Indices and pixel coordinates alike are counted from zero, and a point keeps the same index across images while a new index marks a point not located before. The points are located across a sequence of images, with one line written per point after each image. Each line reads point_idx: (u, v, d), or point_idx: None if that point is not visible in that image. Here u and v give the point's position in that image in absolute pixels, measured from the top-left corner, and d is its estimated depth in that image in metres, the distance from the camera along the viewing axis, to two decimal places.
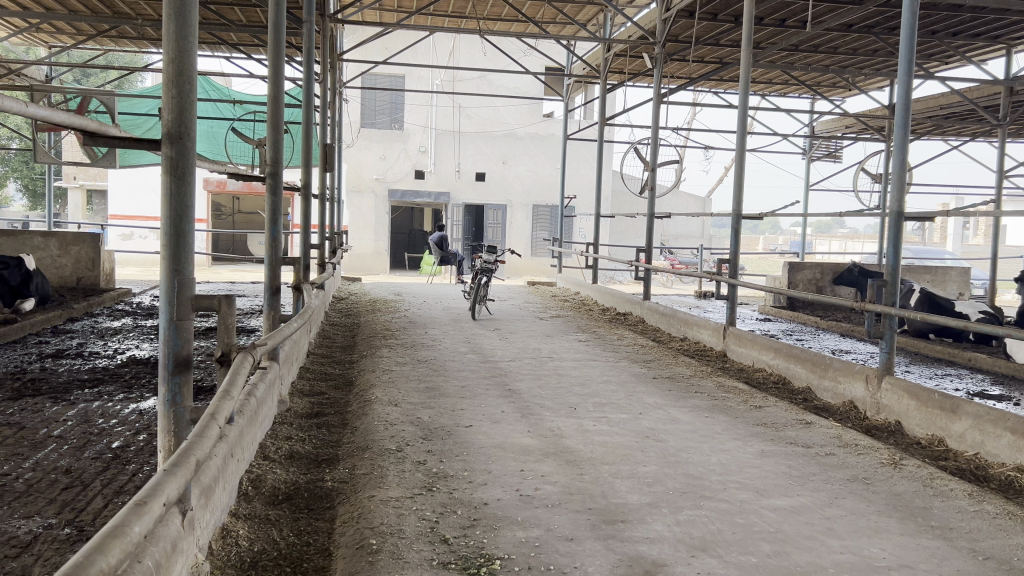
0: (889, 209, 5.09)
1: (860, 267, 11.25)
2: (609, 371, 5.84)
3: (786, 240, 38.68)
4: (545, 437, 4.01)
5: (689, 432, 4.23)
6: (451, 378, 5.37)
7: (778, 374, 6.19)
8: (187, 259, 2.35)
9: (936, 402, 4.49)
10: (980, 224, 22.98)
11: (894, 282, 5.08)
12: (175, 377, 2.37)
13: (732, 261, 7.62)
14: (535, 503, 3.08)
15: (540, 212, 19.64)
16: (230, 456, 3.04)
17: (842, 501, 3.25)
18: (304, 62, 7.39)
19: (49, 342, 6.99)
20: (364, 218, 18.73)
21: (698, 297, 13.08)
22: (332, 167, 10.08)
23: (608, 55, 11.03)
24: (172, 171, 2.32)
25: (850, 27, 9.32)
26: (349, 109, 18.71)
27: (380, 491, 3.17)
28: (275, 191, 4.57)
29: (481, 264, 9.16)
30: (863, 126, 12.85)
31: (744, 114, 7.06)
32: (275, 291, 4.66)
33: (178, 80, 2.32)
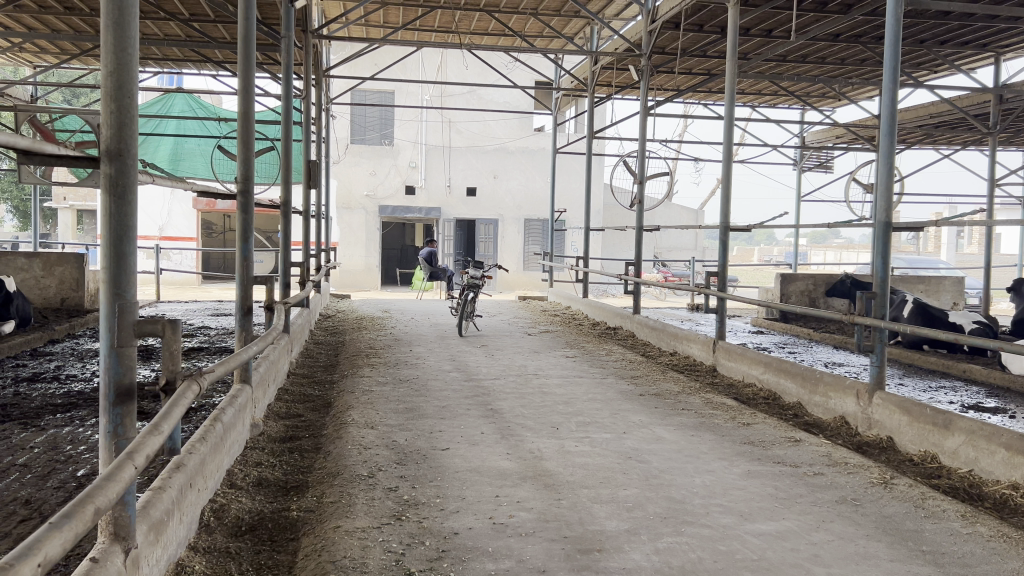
0: (877, 220, 4.98)
1: (852, 278, 11.15)
2: (595, 389, 5.72)
3: (781, 251, 38.65)
4: (524, 460, 3.88)
5: (673, 452, 4.10)
6: (432, 398, 5.24)
7: (768, 389, 6.06)
8: (127, 282, 2.22)
9: (928, 417, 4.37)
10: (974, 233, 22.96)
11: (883, 293, 4.96)
12: (116, 408, 2.23)
13: (721, 273, 7.51)
14: (508, 532, 2.95)
15: (532, 227, 19.55)
16: (189, 487, 2.90)
17: (829, 525, 3.12)
18: (283, 79, 7.30)
19: (26, 366, 6.82)
20: (355, 234, 18.65)
21: (690, 310, 12.97)
22: (317, 183, 9.96)
23: (595, 68, 10.99)
24: (110, 190, 2.19)
25: (837, 36, 9.29)
26: (337, 125, 18.63)
27: (347, 521, 3.04)
28: (246, 209, 4.46)
29: (468, 280, 9.03)
30: (854, 136, 12.77)
31: (731, 125, 6.96)
32: (247, 311, 4.54)
33: (118, 94, 2.19)
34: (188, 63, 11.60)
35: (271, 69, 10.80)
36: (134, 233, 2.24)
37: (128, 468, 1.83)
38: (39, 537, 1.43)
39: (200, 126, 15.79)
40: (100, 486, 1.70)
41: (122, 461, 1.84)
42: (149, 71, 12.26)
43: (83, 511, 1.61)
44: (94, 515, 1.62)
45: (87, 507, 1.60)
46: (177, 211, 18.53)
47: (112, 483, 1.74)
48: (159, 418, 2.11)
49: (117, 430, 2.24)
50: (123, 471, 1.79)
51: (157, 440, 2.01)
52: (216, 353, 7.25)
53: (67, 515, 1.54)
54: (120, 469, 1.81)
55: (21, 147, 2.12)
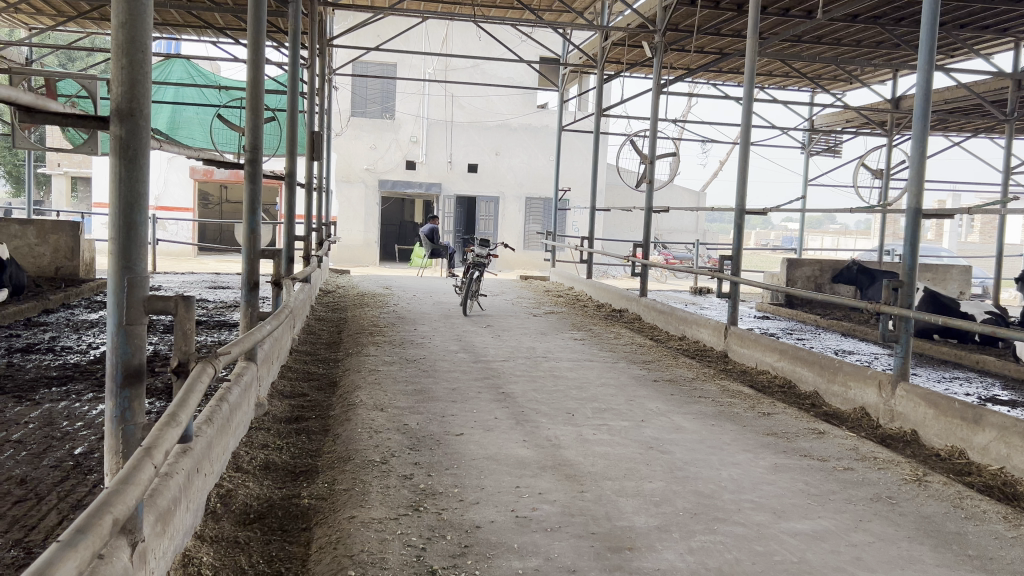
0: (907, 205, 4.80)
1: (860, 265, 11.00)
2: (607, 373, 5.56)
3: (781, 236, 38.52)
4: (542, 448, 3.72)
5: (696, 443, 3.94)
6: (441, 380, 5.08)
7: (783, 377, 5.91)
8: (138, 254, 2.04)
9: (957, 411, 4.21)
10: (975, 222, 22.86)
11: (910, 282, 4.79)
12: (123, 391, 2.05)
13: (734, 257, 7.33)
14: (533, 527, 2.79)
15: (533, 205, 19.33)
16: (197, 471, 2.74)
17: (868, 525, 2.98)
18: (290, 46, 7.04)
19: (21, 336, 6.62)
20: (354, 209, 18.41)
21: (693, 293, 12.85)
22: (321, 156, 9.69)
23: (605, 44, 10.73)
24: (121, 153, 2.01)
25: (856, 18, 9.07)
26: (338, 97, 18.32)
27: (362, 512, 2.87)
28: (253, 179, 4.29)
29: (473, 258, 8.84)
30: (866, 120, 12.59)
31: (750, 105, 6.76)
32: (253, 286, 4.37)
33: (130, 48, 2.00)
34: (188, 29, 11.31)
35: (275, 37, 10.54)
36: (146, 200, 2.05)
37: (143, 469, 1.64)
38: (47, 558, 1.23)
39: (198, 94, 15.50)
40: (111, 496, 1.50)
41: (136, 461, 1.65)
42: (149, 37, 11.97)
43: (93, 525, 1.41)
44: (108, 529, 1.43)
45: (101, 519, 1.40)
46: (173, 180, 18.23)
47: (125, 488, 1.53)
48: (174, 408, 1.93)
49: (125, 415, 2.06)
50: (139, 475, 1.61)
51: (174, 434, 1.83)
52: (216, 327, 7.07)
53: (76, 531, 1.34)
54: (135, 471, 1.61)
55: (21, 102, 1.93)
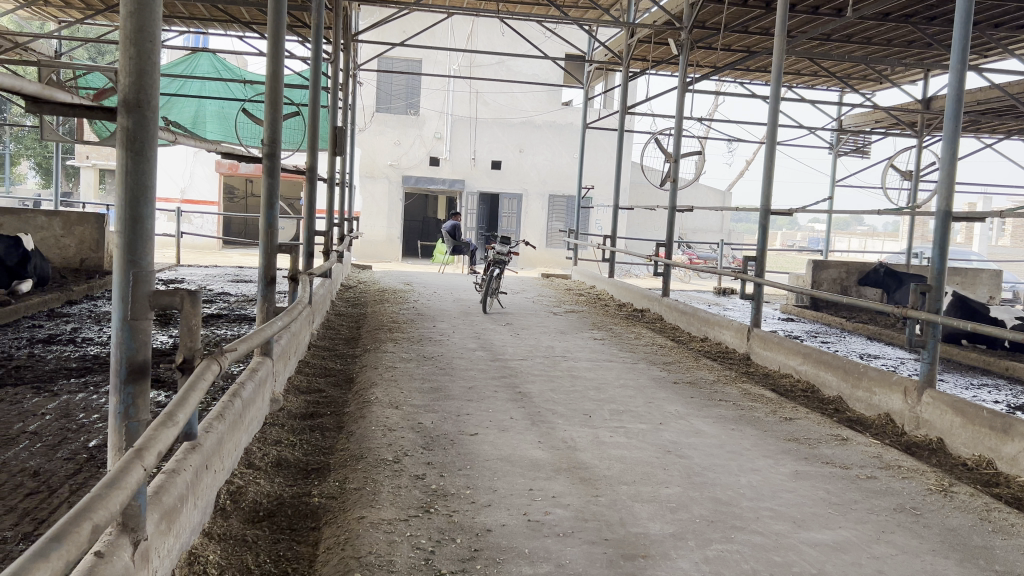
0: (937, 208, 4.69)
1: (888, 267, 10.82)
2: (626, 374, 5.49)
3: (806, 237, 38.11)
4: (557, 450, 3.66)
5: (715, 448, 3.86)
6: (458, 378, 5.04)
7: (807, 382, 5.81)
8: (144, 248, 2.01)
9: (985, 420, 4.10)
10: (1007, 226, 22.47)
11: (939, 286, 4.68)
12: (128, 387, 2.02)
13: (758, 258, 7.22)
14: (545, 531, 2.73)
15: (557, 203, 19.26)
16: (205, 468, 2.71)
17: (891, 537, 2.89)
18: (313, 41, 7.02)
19: (43, 327, 6.66)
20: (377, 204, 18.43)
21: (716, 294, 12.73)
22: (343, 151, 9.67)
23: (631, 42, 10.63)
24: (129, 144, 1.97)
25: (887, 16, 8.91)
26: (363, 92, 18.33)
27: (372, 512, 2.83)
28: (271, 173, 4.26)
29: (494, 255, 8.79)
30: (895, 121, 12.40)
31: (777, 105, 6.65)
32: (271, 280, 4.35)
33: (138, 37, 1.96)
34: (214, 23, 11.35)
35: (299, 32, 10.54)
36: (153, 193, 2.02)
37: (136, 470, 1.60)
38: (23, 561, 1.18)
39: (223, 88, 15.58)
40: (99, 498, 1.46)
41: (129, 461, 1.61)
42: (176, 31, 12.03)
43: (77, 530, 1.37)
44: (92, 535, 1.39)
45: (83, 525, 1.36)
46: (199, 173, 18.34)
47: (115, 490, 1.49)
48: (175, 406, 1.89)
49: (129, 411, 2.03)
50: (131, 476, 1.56)
51: (172, 433, 1.79)
52: (235, 321, 7.08)
53: (57, 537, 1.29)
54: (126, 471, 1.56)
55: (29, 93, 1.88)
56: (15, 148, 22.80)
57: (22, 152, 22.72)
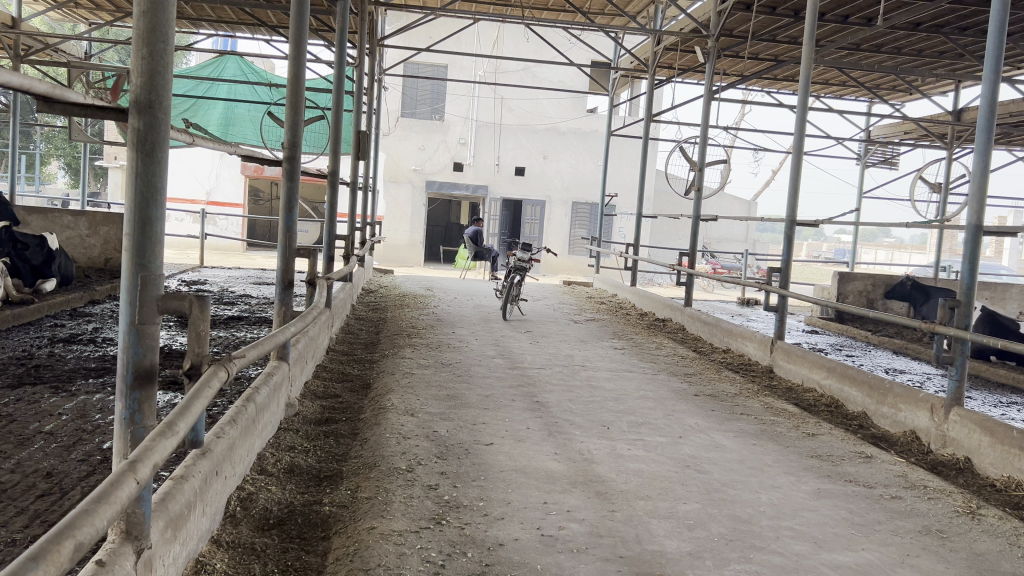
0: (967, 221, 4.58)
1: (915, 280, 10.63)
2: (646, 385, 5.41)
3: (831, 248, 37.71)
4: (573, 462, 3.60)
5: (735, 463, 3.79)
6: (475, 386, 4.99)
7: (830, 396, 5.70)
8: (154, 251, 1.98)
9: (1014, 440, 3.98)
10: None
11: (968, 302, 4.56)
12: (134, 392, 1.99)
13: (783, 270, 7.10)
14: (558, 547, 2.68)
15: (580, 210, 19.21)
16: (215, 474, 2.67)
17: (915, 560, 2.80)
18: (337, 46, 7.02)
19: (65, 326, 6.71)
20: (401, 209, 18.48)
21: (739, 305, 12.61)
22: (367, 155, 9.66)
23: (657, 49, 10.56)
24: (139, 146, 1.95)
25: (918, 25, 8.77)
26: (388, 97, 18.38)
27: (382, 523, 2.78)
28: (291, 176, 4.25)
29: (515, 262, 8.74)
30: (925, 132, 12.21)
31: (804, 114, 6.55)
32: (288, 285, 4.32)
33: (151, 37, 1.93)
34: (242, 27, 11.43)
35: (326, 36, 10.57)
36: (163, 195, 1.99)
37: (128, 483, 1.55)
38: None
39: (251, 91, 15.72)
40: (86, 513, 1.41)
41: (123, 474, 1.56)
42: (204, 34, 12.13)
43: (59, 547, 1.31)
44: (74, 553, 1.33)
45: (64, 543, 1.30)
46: (224, 176, 18.50)
47: (102, 506, 1.44)
48: (175, 415, 1.85)
49: (134, 417, 2.00)
50: (121, 490, 1.51)
51: (171, 444, 1.75)
52: (255, 323, 7.10)
53: (35, 556, 1.24)
54: (116, 486, 1.52)
55: (38, 91, 1.85)
56: (45, 148, 23.14)
57: (52, 152, 23.05)
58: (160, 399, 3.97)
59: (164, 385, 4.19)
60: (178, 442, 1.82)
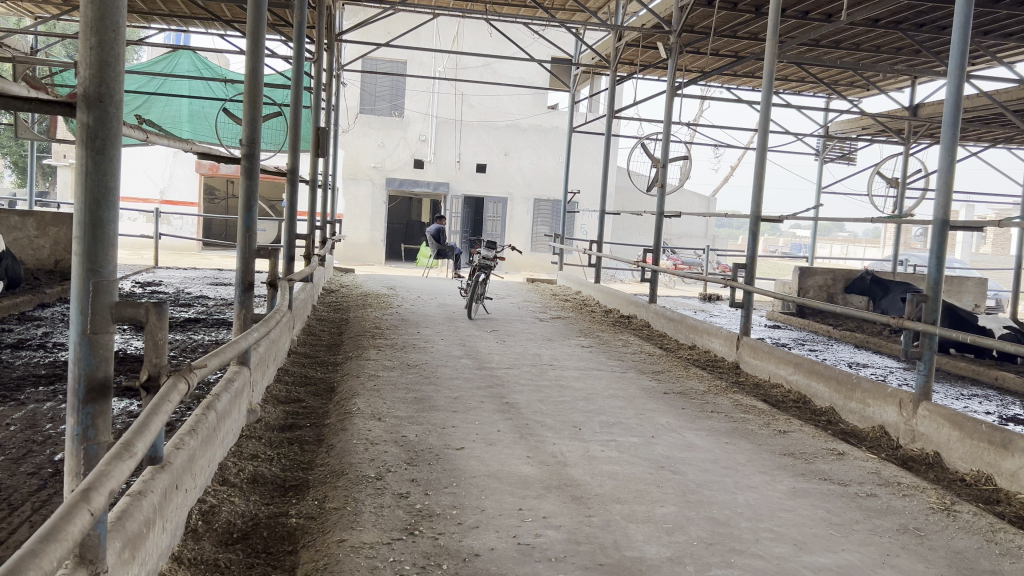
0: (933, 217, 4.58)
1: (873, 275, 10.74)
2: (615, 384, 5.36)
3: (787, 243, 38.18)
4: (546, 465, 3.52)
5: (709, 463, 3.74)
6: (443, 388, 4.89)
7: (798, 392, 5.69)
8: (106, 255, 1.85)
9: (983, 435, 3.99)
10: (989, 234, 22.57)
11: (935, 297, 4.56)
12: (87, 406, 1.86)
13: (748, 265, 7.09)
14: (536, 556, 2.59)
15: (542, 207, 19.16)
16: (175, 489, 2.54)
17: (896, 560, 2.77)
18: (296, 40, 6.85)
19: (13, 331, 6.45)
20: (361, 207, 18.26)
21: (702, 300, 12.66)
22: (326, 152, 9.47)
23: (618, 45, 10.52)
24: (88, 142, 1.81)
25: (876, 21, 8.85)
26: (347, 93, 18.15)
27: (352, 535, 2.67)
28: (250, 174, 4.11)
29: (479, 260, 8.64)
30: (882, 128, 12.35)
31: (767, 110, 6.56)
32: (248, 287, 4.18)
33: (101, 26, 1.80)
34: (195, 21, 11.15)
35: (282, 30, 10.35)
36: (116, 196, 1.86)
37: (82, 513, 1.42)
38: None
39: (205, 88, 15.35)
40: (34, 552, 1.28)
41: (76, 504, 1.43)
42: (156, 28, 11.82)
43: None
44: None
45: None
46: (178, 174, 18.11)
47: (54, 544, 1.31)
48: (133, 434, 1.72)
49: (88, 433, 1.87)
50: (74, 523, 1.39)
51: (129, 466, 1.62)
52: (213, 325, 6.91)
53: None
54: (70, 519, 1.39)
55: None
56: None
57: None
58: (116, 407, 3.81)
59: (119, 392, 4.02)
60: (136, 461, 1.69)
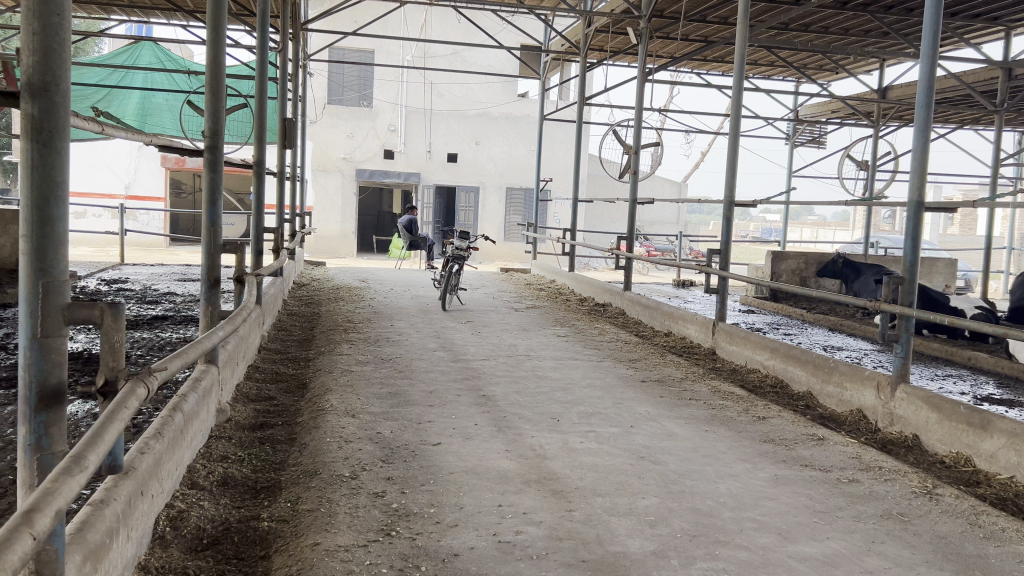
0: (909, 198, 4.56)
1: (846, 258, 10.78)
2: (592, 373, 5.30)
3: (757, 227, 38.44)
4: (525, 459, 3.45)
5: (690, 452, 3.69)
6: (418, 382, 4.80)
7: (775, 377, 5.68)
8: (56, 254, 1.75)
9: (962, 416, 3.98)
10: (956, 215, 22.82)
11: (912, 279, 4.53)
12: (40, 415, 1.75)
13: (723, 251, 7.05)
14: (517, 554, 2.52)
15: (514, 195, 19.06)
16: (140, 495, 2.43)
17: (881, 547, 2.73)
18: (259, 29, 6.68)
19: None
20: (331, 199, 18.06)
21: (676, 286, 12.66)
22: (293, 143, 9.29)
23: (588, 31, 10.44)
24: (33, 134, 1.70)
25: (845, 4, 8.84)
26: (314, 83, 17.91)
27: (327, 537, 2.59)
28: (214, 167, 3.98)
29: (452, 251, 8.53)
30: (851, 111, 12.39)
31: (739, 94, 6.51)
32: (214, 283, 4.06)
33: (43, 9, 1.68)
34: (156, 11, 10.90)
35: (245, 20, 10.14)
36: (65, 192, 1.75)
37: (25, 538, 1.30)
38: None
39: (168, 79, 15.13)
40: None
41: (16, 528, 1.31)
42: (115, 20, 11.55)
43: None
44: None
45: None
46: (143, 168, 17.78)
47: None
48: (85, 446, 1.61)
49: (41, 443, 1.76)
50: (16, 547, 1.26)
51: (80, 481, 1.50)
52: (181, 323, 6.76)
53: None
54: (10, 546, 1.26)
55: None
56: None
57: None
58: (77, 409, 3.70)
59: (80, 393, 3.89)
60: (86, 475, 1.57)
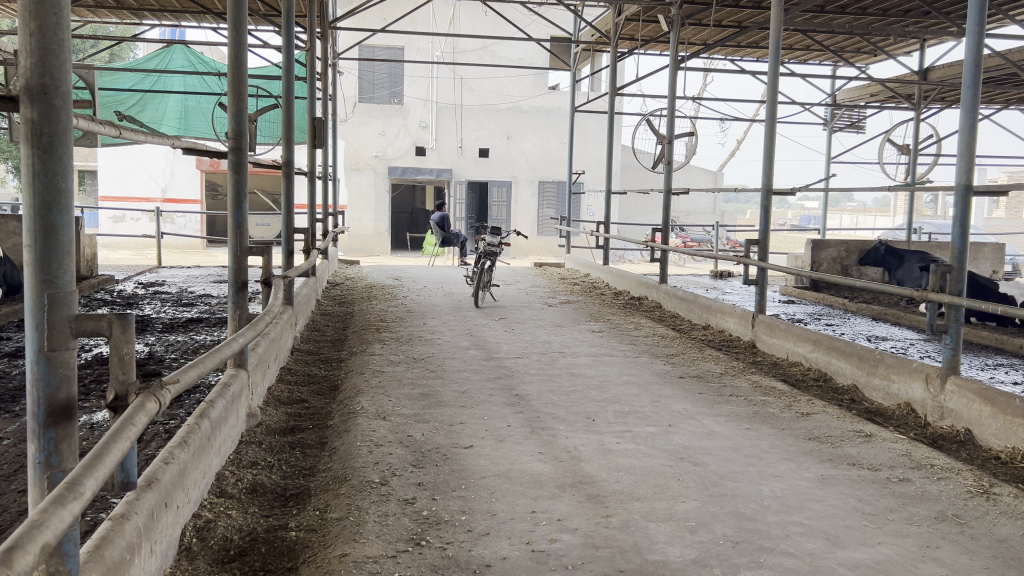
0: (957, 182, 4.35)
1: (888, 245, 10.49)
2: (628, 370, 5.17)
3: (793, 215, 37.85)
4: (560, 462, 3.34)
5: (730, 451, 3.56)
6: (450, 382, 4.71)
7: (818, 370, 5.50)
8: (61, 263, 1.68)
9: (1017, 409, 3.79)
10: (1001, 199, 22.20)
11: (960, 267, 4.33)
12: (48, 431, 1.70)
13: (761, 241, 6.85)
14: (552, 564, 2.42)
15: (547, 189, 18.91)
16: (164, 507, 2.36)
17: (937, 553, 2.59)
18: (285, 28, 6.63)
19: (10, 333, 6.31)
20: (364, 196, 18.11)
21: (713, 278, 12.44)
22: (323, 142, 9.24)
23: (618, 20, 10.27)
24: (34, 140, 1.63)
25: None
26: (345, 82, 17.93)
27: (356, 548, 2.51)
28: (238, 169, 3.94)
29: (485, 246, 8.44)
30: (890, 94, 12.06)
31: (774, 80, 6.33)
32: (242, 287, 3.99)
33: (41, 10, 1.61)
34: (187, 15, 10.95)
35: (273, 21, 10.13)
36: (70, 199, 1.69)
37: (22, 559, 1.20)
38: None
39: (201, 83, 15.08)
40: None
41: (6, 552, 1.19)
42: (148, 25, 11.64)
43: None
44: None
45: None
46: (180, 171, 17.94)
47: None
48: (88, 463, 1.53)
49: (51, 460, 1.70)
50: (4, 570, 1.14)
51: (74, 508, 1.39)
52: (215, 325, 6.74)
53: None
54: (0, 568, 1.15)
55: None
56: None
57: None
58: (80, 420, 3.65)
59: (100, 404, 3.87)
60: (87, 497, 1.47)
